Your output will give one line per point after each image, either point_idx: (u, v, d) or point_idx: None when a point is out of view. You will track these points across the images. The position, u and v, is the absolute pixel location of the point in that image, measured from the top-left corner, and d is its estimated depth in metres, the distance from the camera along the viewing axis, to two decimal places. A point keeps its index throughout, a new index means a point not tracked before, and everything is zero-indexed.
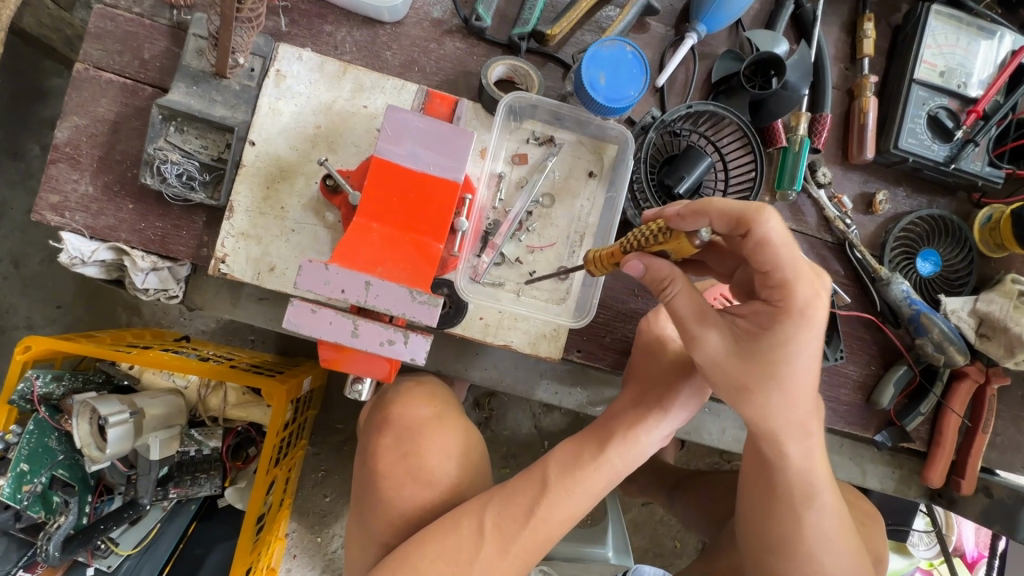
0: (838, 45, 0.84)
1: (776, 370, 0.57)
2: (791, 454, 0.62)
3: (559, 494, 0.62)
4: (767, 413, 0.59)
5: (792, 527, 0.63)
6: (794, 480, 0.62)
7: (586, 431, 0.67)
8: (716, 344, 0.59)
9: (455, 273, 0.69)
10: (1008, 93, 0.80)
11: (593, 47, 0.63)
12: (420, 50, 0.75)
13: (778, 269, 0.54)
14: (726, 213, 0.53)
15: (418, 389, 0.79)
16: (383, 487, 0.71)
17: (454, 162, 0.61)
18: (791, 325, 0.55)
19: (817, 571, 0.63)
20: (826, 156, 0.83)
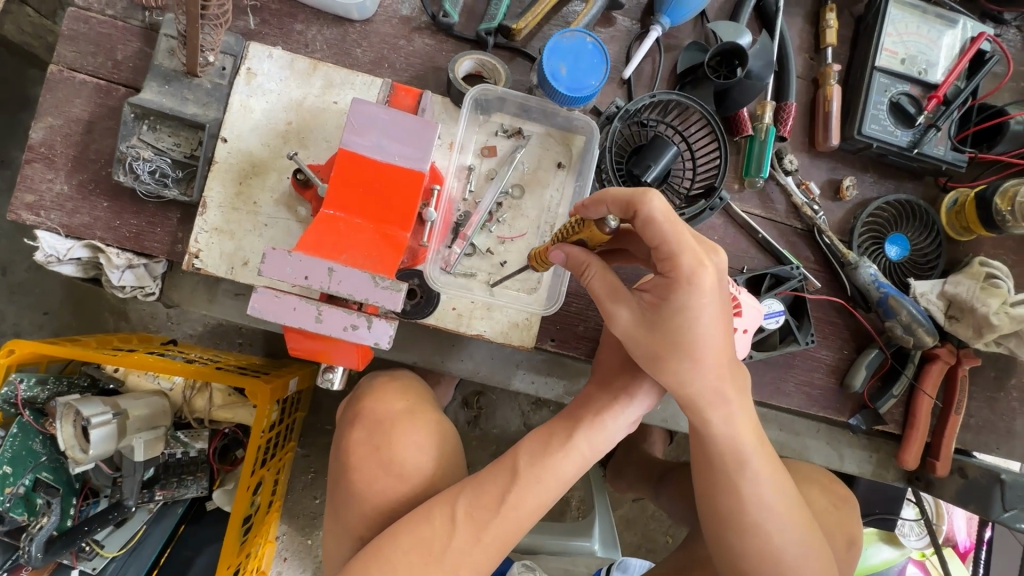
0: (802, 35, 0.86)
1: (682, 339, 0.58)
2: (713, 422, 0.62)
3: (530, 482, 0.60)
4: (684, 383, 0.60)
5: (732, 497, 0.63)
6: (720, 447, 0.62)
7: (557, 418, 0.64)
8: (627, 319, 0.61)
9: (425, 264, 0.70)
10: (969, 79, 0.82)
11: (554, 38, 0.65)
12: (390, 46, 0.77)
13: (665, 242, 0.56)
14: (615, 197, 0.56)
15: (392, 384, 0.81)
16: (355, 480, 0.72)
17: (419, 152, 0.62)
18: (685, 295, 0.57)
19: (765, 539, 0.63)
20: (793, 144, 0.85)
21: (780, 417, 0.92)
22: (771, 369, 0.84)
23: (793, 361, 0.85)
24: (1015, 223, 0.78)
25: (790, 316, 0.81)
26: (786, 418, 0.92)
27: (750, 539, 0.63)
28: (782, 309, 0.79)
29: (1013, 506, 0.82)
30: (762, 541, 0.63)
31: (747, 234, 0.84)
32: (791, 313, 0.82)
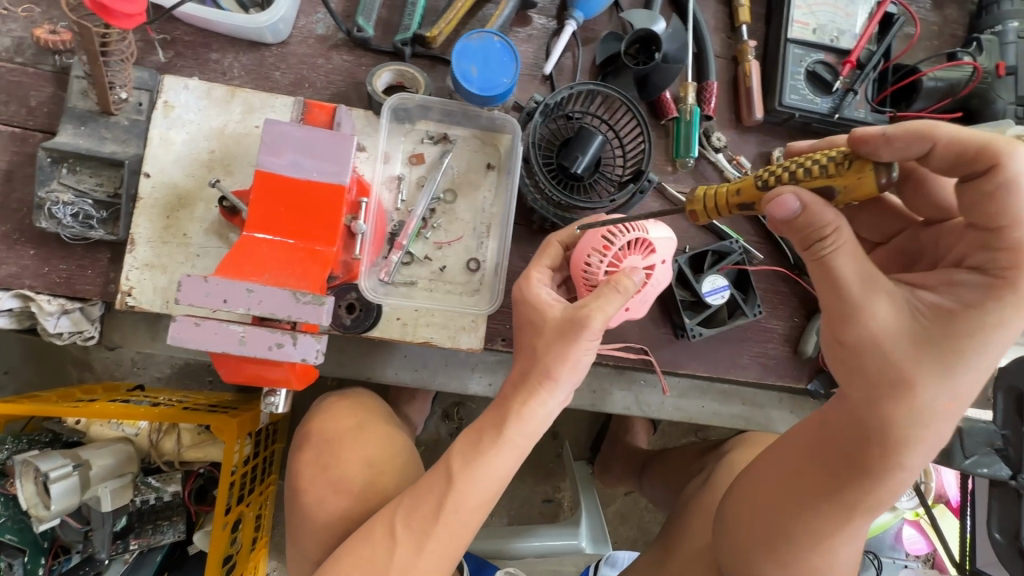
0: (717, 16, 0.88)
1: (948, 357, 0.52)
2: (900, 462, 0.59)
3: (465, 486, 0.60)
4: (923, 408, 0.55)
5: (834, 526, 0.64)
6: (878, 490, 0.61)
7: (486, 414, 0.64)
8: (888, 316, 0.52)
9: (361, 277, 0.70)
10: (879, 42, 0.85)
11: (462, 40, 0.66)
12: (309, 66, 0.77)
13: (1018, 223, 0.48)
14: (955, 148, 0.48)
15: (341, 404, 0.81)
16: (306, 502, 0.71)
17: (338, 166, 0.62)
18: (1005, 306, 0.49)
19: (828, 558, 0.67)
20: (720, 122, 0.86)
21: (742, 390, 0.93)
22: (725, 345, 0.84)
23: (745, 335, 0.85)
24: None
25: (735, 290, 0.83)
26: (749, 391, 0.93)
27: (812, 554, 0.66)
28: (726, 284, 0.81)
29: (973, 452, 0.80)
30: (824, 559, 0.67)
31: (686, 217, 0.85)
32: (736, 288, 0.84)
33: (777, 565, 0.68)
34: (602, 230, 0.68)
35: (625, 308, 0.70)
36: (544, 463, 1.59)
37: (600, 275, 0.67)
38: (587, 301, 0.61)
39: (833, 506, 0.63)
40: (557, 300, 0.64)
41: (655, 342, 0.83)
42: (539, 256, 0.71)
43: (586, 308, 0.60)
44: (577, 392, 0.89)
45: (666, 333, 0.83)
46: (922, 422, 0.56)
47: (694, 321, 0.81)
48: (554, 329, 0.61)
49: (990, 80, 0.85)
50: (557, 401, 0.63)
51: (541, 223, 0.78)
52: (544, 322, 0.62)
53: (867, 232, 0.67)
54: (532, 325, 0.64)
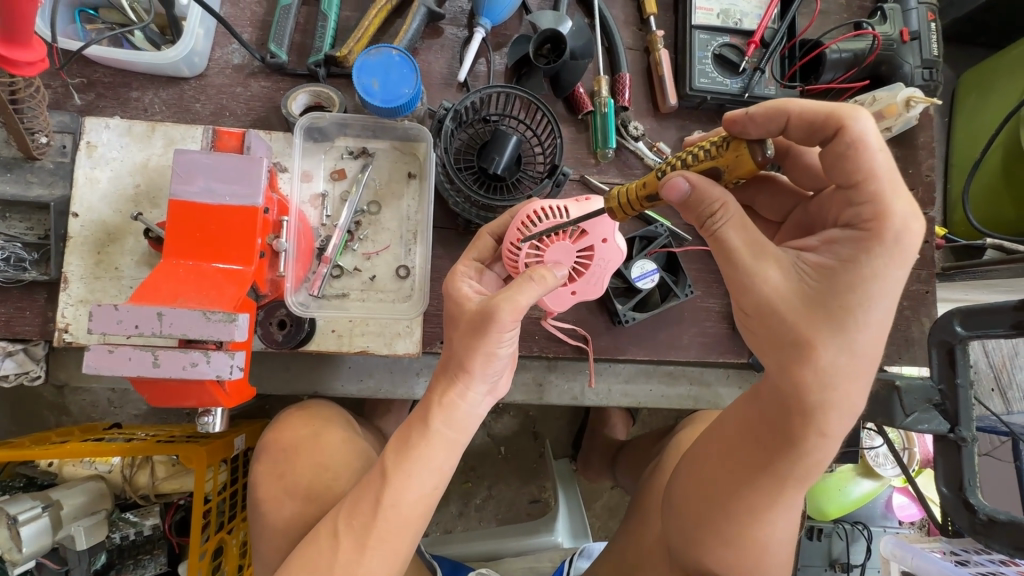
0: (626, 10, 0.90)
1: (841, 320, 0.49)
2: (828, 428, 0.55)
3: (401, 483, 0.59)
4: (832, 372, 0.51)
5: (768, 498, 0.61)
6: (809, 460, 0.57)
7: (416, 409, 0.63)
8: (778, 281, 0.50)
9: (289, 293, 0.72)
10: (782, 20, 0.87)
11: (361, 57, 0.68)
12: (227, 95, 0.79)
13: (875, 177, 0.48)
14: (807, 117, 0.50)
15: (299, 412, 0.82)
16: (263, 510, 0.72)
17: (250, 189, 0.64)
18: (880, 256, 0.48)
19: (767, 532, 0.63)
20: (637, 111, 0.88)
21: (690, 369, 0.94)
22: (662, 327, 0.86)
23: (682, 316, 0.87)
24: None
25: (664, 273, 0.84)
26: (697, 370, 0.94)
27: (749, 534, 0.63)
28: (655, 268, 0.82)
29: (913, 409, 0.81)
30: (762, 533, 0.63)
31: None
32: (666, 271, 0.86)
33: (721, 543, 0.64)
34: (520, 218, 0.69)
35: (570, 291, 0.72)
36: (527, 464, 1.60)
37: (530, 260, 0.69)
38: (500, 292, 0.58)
39: (765, 479, 0.60)
40: (474, 294, 0.64)
41: (593, 330, 0.85)
42: (467, 251, 0.72)
43: (496, 299, 0.57)
44: (525, 387, 0.90)
45: (603, 321, 0.85)
46: (828, 388, 0.52)
47: (626, 307, 0.83)
48: (468, 322, 0.60)
49: (895, 46, 0.88)
50: (483, 390, 0.62)
51: (467, 225, 0.80)
52: (461, 314, 0.62)
53: (762, 214, 0.66)
54: (451, 320, 0.63)
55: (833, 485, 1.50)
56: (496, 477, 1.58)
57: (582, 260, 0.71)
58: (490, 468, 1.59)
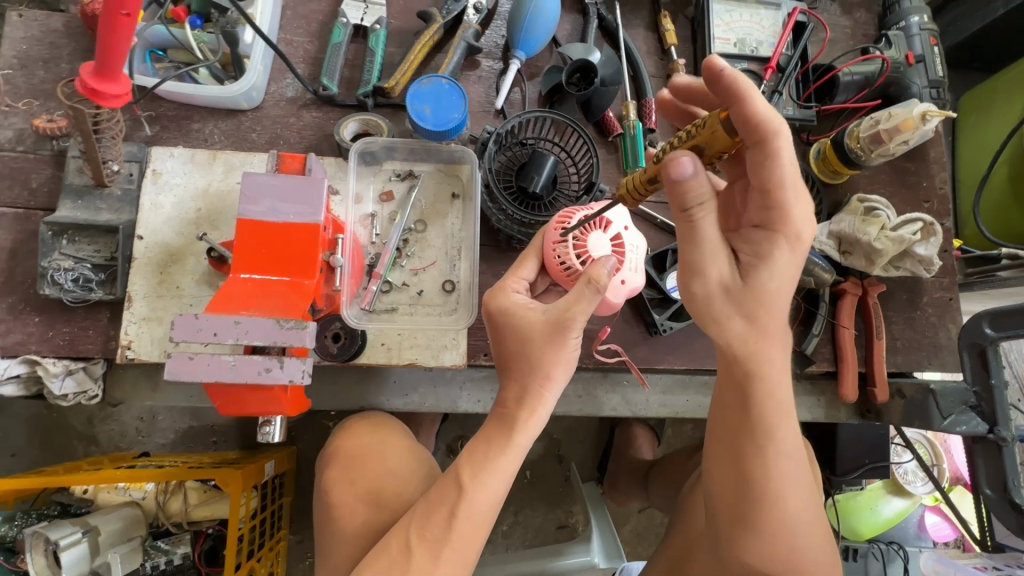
0: (647, 42, 0.97)
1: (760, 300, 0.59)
2: (772, 383, 0.62)
3: (476, 491, 0.63)
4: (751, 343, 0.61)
5: (764, 470, 0.62)
6: (767, 412, 0.62)
7: (490, 420, 0.67)
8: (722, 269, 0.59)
9: (343, 308, 0.75)
10: (795, 48, 0.94)
11: (414, 86, 0.73)
12: (281, 125, 0.85)
13: (780, 188, 0.56)
14: (747, 121, 0.53)
15: (364, 421, 0.83)
16: (335, 517, 0.73)
17: (312, 207, 0.69)
18: (781, 244, 0.58)
19: (786, 507, 0.63)
20: (663, 132, 0.94)
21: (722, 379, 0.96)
22: (697, 337, 0.89)
23: None
24: (867, 157, 0.86)
25: None
26: None
27: (771, 515, 0.63)
28: None
29: (950, 411, 0.83)
30: (783, 509, 0.62)
31: (647, 222, 0.91)
32: None
33: (755, 531, 0.64)
34: (553, 225, 0.74)
35: (620, 279, 0.75)
36: (553, 488, 1.59)
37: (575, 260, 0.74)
38: (565, 302, 0.64)
39: (749, 448, 0.62)
40: (534, 305, 0.69)
41: (631, 341, 0.87)
42: (512, 273, 0.74)
43: (568, 311, 0.63)
44: (564, 399, 0.92)
45: (639, 331, 0.87)
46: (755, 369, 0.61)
47: (663, 317, 0.85)
48: (544, 331, 0.65)
49: (902, 69, 0.94)
50: (553, 395, 0.68)
51: (509, 240, 0.84)
52: (531, 325, 0.66)
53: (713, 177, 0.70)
54: (515, 333, 0.67)
55: (862, 504, 1.52)
56: (522, 502, 1.57)
57: (619, 251, 0.76)
58: (516, 493, 1.58)
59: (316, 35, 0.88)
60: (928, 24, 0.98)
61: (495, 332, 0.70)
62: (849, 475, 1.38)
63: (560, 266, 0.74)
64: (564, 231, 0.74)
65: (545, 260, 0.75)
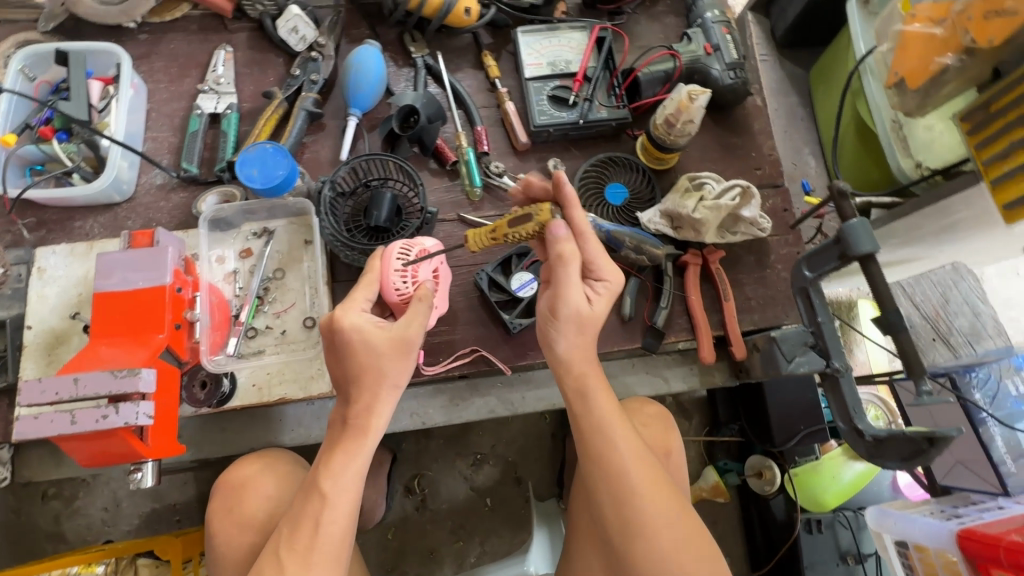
0: (476, 79, 1.09)
1: (589, 320, 0.74)
2: (592, 387, 0.73)
3: (335, 496, 0.70)
4: (578, 355, 0.74)
5: (606, 471, 0.68)
6: (594, 413, 0.71)
7: (344, 434, 0.74)
8: (575, 298, 0.73)
9: (209, 356, 0.83)
10: (600, 58, 1.05)
11: (241, 153, 0.85)
12: (153, 209, 0.96)
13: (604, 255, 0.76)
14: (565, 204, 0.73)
15: (252, 453, 0.89)
16: (216, 544, 0.80)
17: (159, 272, 0.78)
18: (609, 295, 0.75)
19: (636, 506, 0.66)
20: (499, 153, 1.04)
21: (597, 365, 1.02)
22: None
23: None
24: (672, 140, 0.95)
25: None
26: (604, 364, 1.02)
27: (627, 514, 0.66)
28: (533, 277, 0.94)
29: (794, 355, 0.88)
30: (636, 508, 0.66)
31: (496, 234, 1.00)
32: None
33: (624, 537, 0.66)
34: (391, 255, 0.82)
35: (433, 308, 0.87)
36: (515, 512, 1.61)
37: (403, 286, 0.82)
38: (407, 323, 0.76)
39: (592, 451, 0.70)
40: (377, 323, 0.75)
41: (492, 343, 0.94)
42: (356, 289, 0.78)
43: (408, 331, 0.75)
44: (448, 410, 0.98)
45: (498, 332, 0.95)
46: (583, 380, 0.73)
47: (513, 316, 0.93)
48: (388, 349, 0.74)
49: (701, 58, 1.04)
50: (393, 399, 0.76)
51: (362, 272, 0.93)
52: (376, 346, 0.74)
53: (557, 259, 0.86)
54: (363, 351, 0.74)
55: (821, 470, 1.43)
56: (486, 532, 1.59)
57: (436, 280, 0.87)
58: (479, 523, 1.60)
59: (178, 129, 1.01)
60: (720, 16, 1.09)
61: (339, 350, 0.75)
62: (788, 445, 1.41)
63: (395, 295, 0.82)
64: (403, 262, 0.83)
65: (384, 287, 0.82)
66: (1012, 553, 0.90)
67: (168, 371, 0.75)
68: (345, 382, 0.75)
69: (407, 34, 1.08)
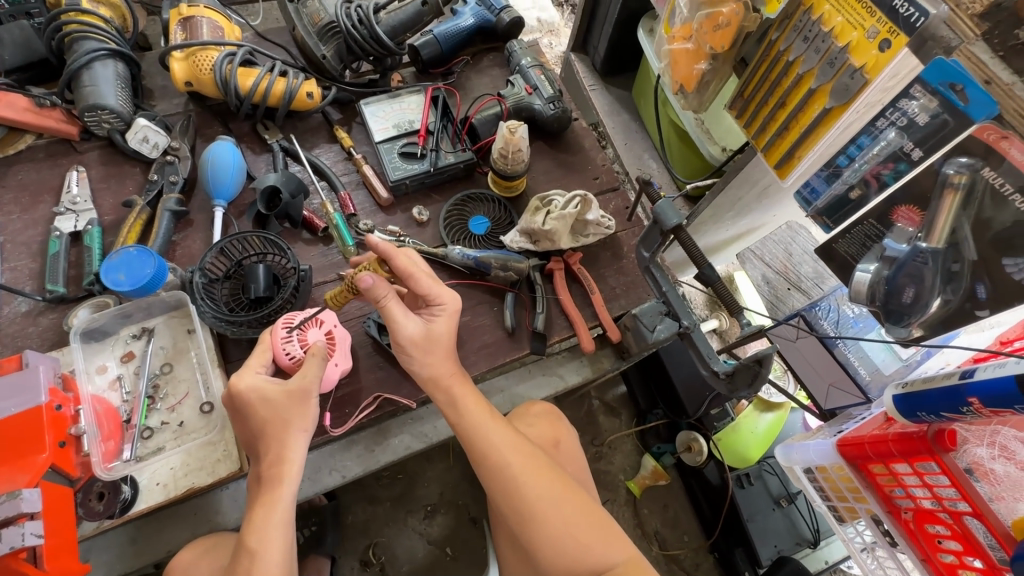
0: (331, 151, 1.19)
1: (434, 340, 0.88)
2: (459, 397, 0.87)
3: (263, 550, 0.74)
4: (442, 378, 0.88)
5: (489, 465, 0.83)
6: (466, 421, 0.86)
7: (264, 484, 0.78)
8: (412, 326, 0.86)
9: (102, 467, 0.83)
10: (438, 112, 1.19)
11: (104, 262, 0.88)
12: (20, 337, 0.94)
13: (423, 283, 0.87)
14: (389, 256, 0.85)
15: (193, 542, 0.89)
16: None
17: (33, 392, 0.78)
18: (445, 315, 0.89)
19: (518, 489, 0.81)
20: (367, 211, 1.14)
21: (500, 379, 1.10)
22: None
23: (461, 339, 1.04)
24: (513, 169, 1.09)
25: None
26: (505, 377, 1.11)
27: (513, 497, 0.81)
28: None
29: (654, 324, 1.02)
30: (518, 492, 0.81)
31: None
32: None
33: (516, 517, 0.80)
34: (279, 325, 0.90)
35: (333, 363, 0.94)
36: (477, 553, 1.60)
37: (297, 349, 0.89)
38: (306, 371, 0.83)
39: (473, 453, 0.84)
40: (274, 380, 0.82)
41: (393, 383, 1.00)
42: (250, 359, 0.85)
43: (304, 379, 0.82)
44: (367, 458, 1.02)
45: (397, 371, 1.00)
46: (450, 390, 0.87)
47: None
48: (286, 399, 0.80)
49: (523, 98, 1.22)
50: (304, 442, 0.81)
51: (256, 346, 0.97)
52: (273, 398, 0.80)
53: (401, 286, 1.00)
54: (263, 406, 0.80)
55: (742, 429, 1.61)
56: None
57: (329, 340, 0.94)
58: None
59: (38, 253, 1.01)
60: (532, 61, 1.27)
61: (241, 413, 0.81)
62: (700, 411, 1.55)
63: (287, 359, 0.88)
64: (289, 328, 0.90)
65: (276, 354, 0.88)
66: (876, 445, 1.02)
67: (55, 492, 0.74)
68: (252, 439, 0.81)
69: (259, 124, 1.17)
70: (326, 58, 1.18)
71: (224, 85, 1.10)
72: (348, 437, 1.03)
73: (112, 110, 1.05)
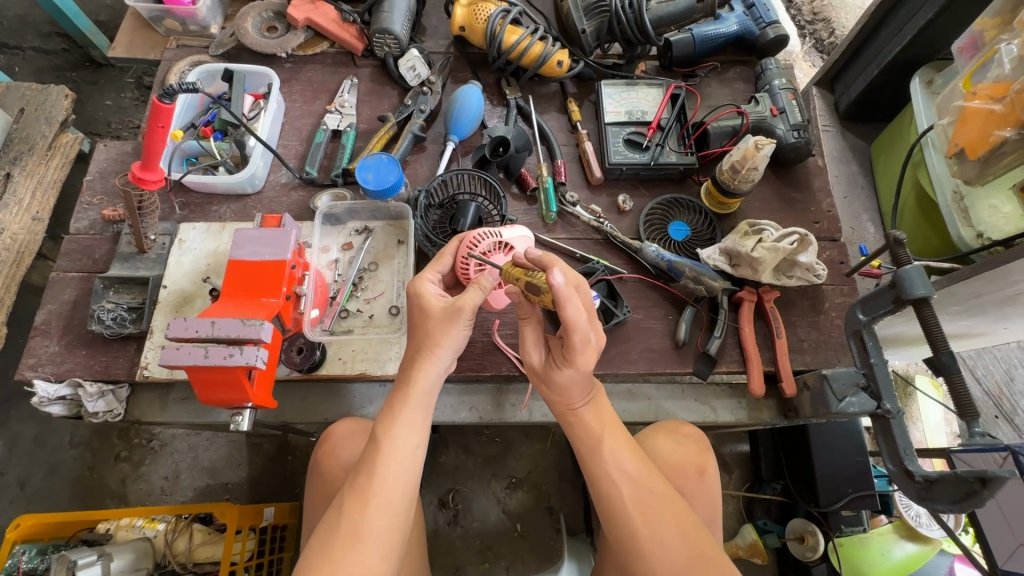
0: (558, 120, 1.24)
1: (552, 382, 0.84)
2: (585, 413, 0.85)
3: (390, 442, 0.76)
4: (562, 398, 0.85)
5: (603, 486, 0.80)
6: (586, 437, 0.84)
7: (395, 388, 0.80)
8: (534, 357, 0.85)
9: (308, 328, 0.96)
10: (673, 111, 1.18)
11: (362, 160, 1.01)
12: (276, 202, 1.13)
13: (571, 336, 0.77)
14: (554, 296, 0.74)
15: (348, 420, 1.00)
16: (324, 485, 0.96)
17: (281, 248, 0.92)
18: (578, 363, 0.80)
19: (631, 521, 0.77)
20: (575, 185, 1.17)
21: (648, 387, 1.08)
22: (614, 344, 1.02)
23: (629, 334, 1.03)
24: (737, 185, 1.05)
25: (605, 299, 1.02)
26: (654, 387, 1.08)
27: (620, 529, 0.78)
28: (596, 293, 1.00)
29: (844, 394, 0.91)
30: (628, 524, 0.77)
31: (567, 255, 1.10)
32: (608, 297, 1.04)
33: (624, 543, 0.77)
34: (467, 240, 0.92)
35: (504, 290, 0.98)
36: (544, 542, 1.61)
37: (477, 271, 0.93)
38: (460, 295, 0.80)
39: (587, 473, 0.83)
40: (438, 294, 0.83)
41: None
42: (428, 266, 0.88)
43: (461, 299, 0.79)
44: (503, 409, 1.07)
45: None
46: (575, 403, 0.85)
47: None
48: (440, 314, 0.79)
49: (766, 119, 1.15)
50: (443, 361, 0.81)
51: None
52: (429, 309, 0.81)
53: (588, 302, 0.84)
54: (419, 313, 0.82)
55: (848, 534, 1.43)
56: (514, 557, 1.60)
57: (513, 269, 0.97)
58: (508, 547, 1.61)
59: (305, 139, 1.19)
60: (786, 83, 1.19)
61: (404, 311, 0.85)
62: (833, 506, 1.39)
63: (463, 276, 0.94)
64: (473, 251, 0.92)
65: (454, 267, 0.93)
66: None
67: (277, 334, 0.88)
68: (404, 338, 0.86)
69: (504, 79, 1.24)
70: (586, 33, 1.20)
71: (491, 37, 1.18)
72: (494, 385, 1.08)
73: (396, 36, 1.20)
